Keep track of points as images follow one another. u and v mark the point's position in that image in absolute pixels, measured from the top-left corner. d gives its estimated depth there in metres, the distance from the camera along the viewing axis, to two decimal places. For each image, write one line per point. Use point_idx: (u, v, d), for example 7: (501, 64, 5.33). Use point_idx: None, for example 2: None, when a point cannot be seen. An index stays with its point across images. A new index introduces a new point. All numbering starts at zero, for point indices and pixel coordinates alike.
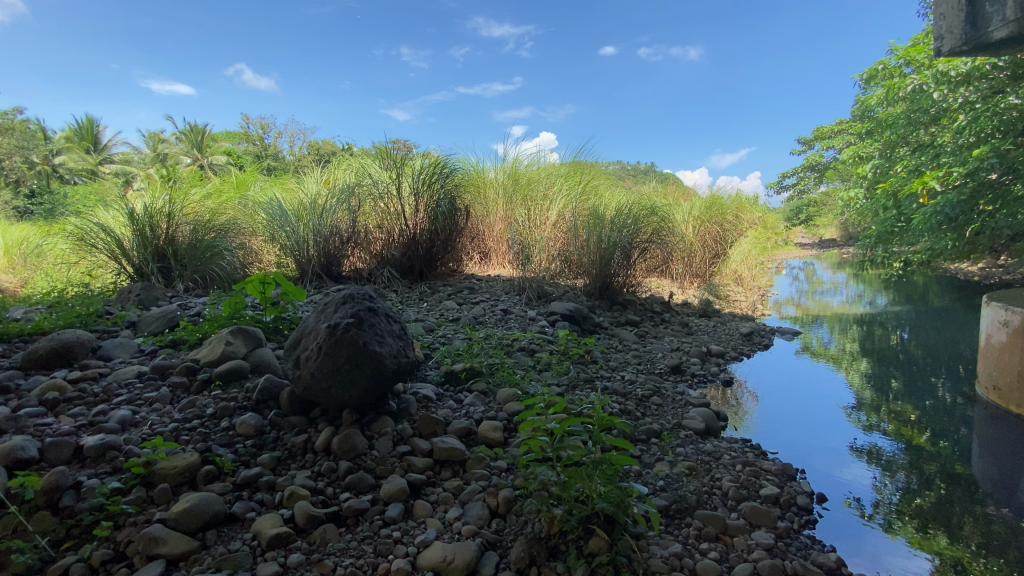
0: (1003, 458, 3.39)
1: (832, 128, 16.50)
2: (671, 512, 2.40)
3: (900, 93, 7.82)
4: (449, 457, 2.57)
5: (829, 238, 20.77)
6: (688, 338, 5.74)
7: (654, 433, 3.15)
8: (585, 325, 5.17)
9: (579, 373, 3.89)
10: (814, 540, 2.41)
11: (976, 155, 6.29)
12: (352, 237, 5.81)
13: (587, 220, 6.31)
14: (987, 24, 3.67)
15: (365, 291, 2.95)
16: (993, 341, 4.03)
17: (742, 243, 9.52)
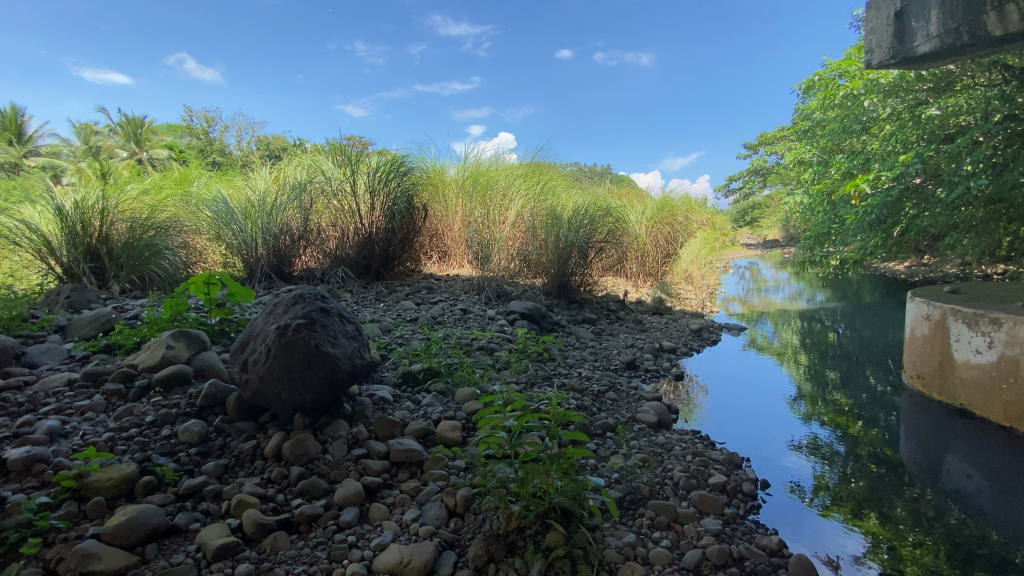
0: (925, 442, 3.68)
1: (774, 134, 17.41)
2: (625, 503, 2.47)
3: (833, 103, 8.36)
4: (406, 458, 2.53)
5: (772, 238, 21.90)
6: (642, 335, 5.90)
7: (609, 427, 3.24)
8: (544, 324, 5.22)
9: (537, 371, 3.93)
10: (758, 524, 2.53)
11: (902, 162, 6.79)
12: (305, 236, 5.63)
13: (545, 220, 6.38)
14: (913, 39, 4.04)
15: (317, 291, 2.87)
16: (917, 334, 4.33)
17: (693, 243, 9.90)
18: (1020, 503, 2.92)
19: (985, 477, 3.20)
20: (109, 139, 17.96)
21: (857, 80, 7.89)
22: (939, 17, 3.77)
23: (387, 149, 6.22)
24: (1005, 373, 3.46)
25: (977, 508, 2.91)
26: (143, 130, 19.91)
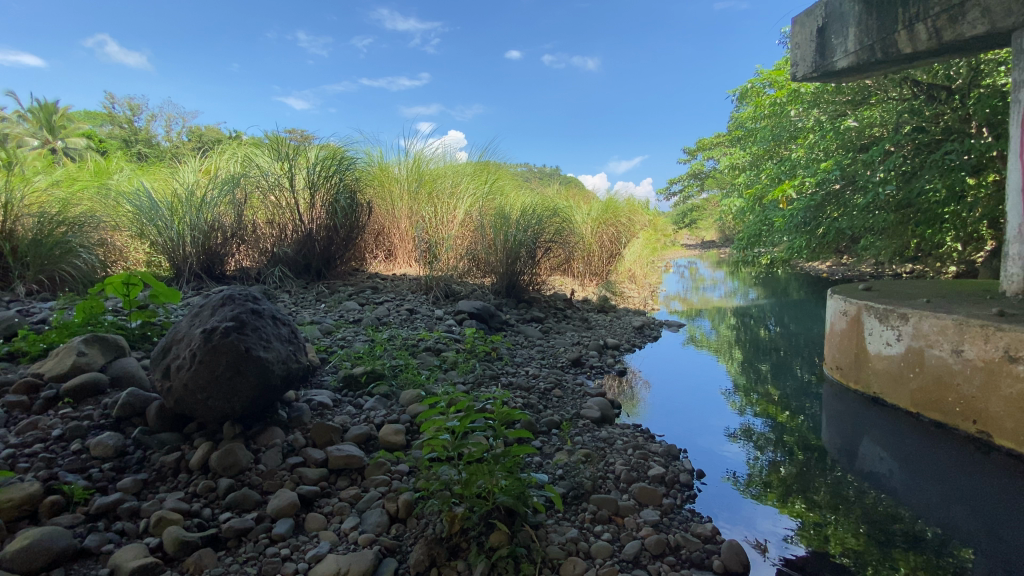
0: (844, 429, 3.97)
1: (711, 140, 18.33)
2: (569, 499, 2.50)
3: (764, 112, 8.88)
4: (346, 465, 2.44)
5: (710, 239, 23.04)
6: (588, 332, 6.03)
7: (555, 424, 3.27)
8: (492, 323, 5.21)
9: (484, 370, 3.91)
10: (694, 513, 2.63)
11: (824, 168, 7.31)
12: (238, 233, 5.34)
13: (493, 219, 6.36)
14: (832, 54, 4.62)
15: (248, 292, 2.72)
16: (836, 328, 4.66)
17: (636, 243, 10.21)
18: (925, 482, 3.21)
19: (895, 460, 3.48)
20: (17, 125, 16.35)
21: (784, 90, 8.43)
22: (856, 34, 4.37)
23: (329, 143, 5.99)
24: (912, 363, 3.77)
25: (889, 488, 3.16)
26: (57, 117, 18.21)
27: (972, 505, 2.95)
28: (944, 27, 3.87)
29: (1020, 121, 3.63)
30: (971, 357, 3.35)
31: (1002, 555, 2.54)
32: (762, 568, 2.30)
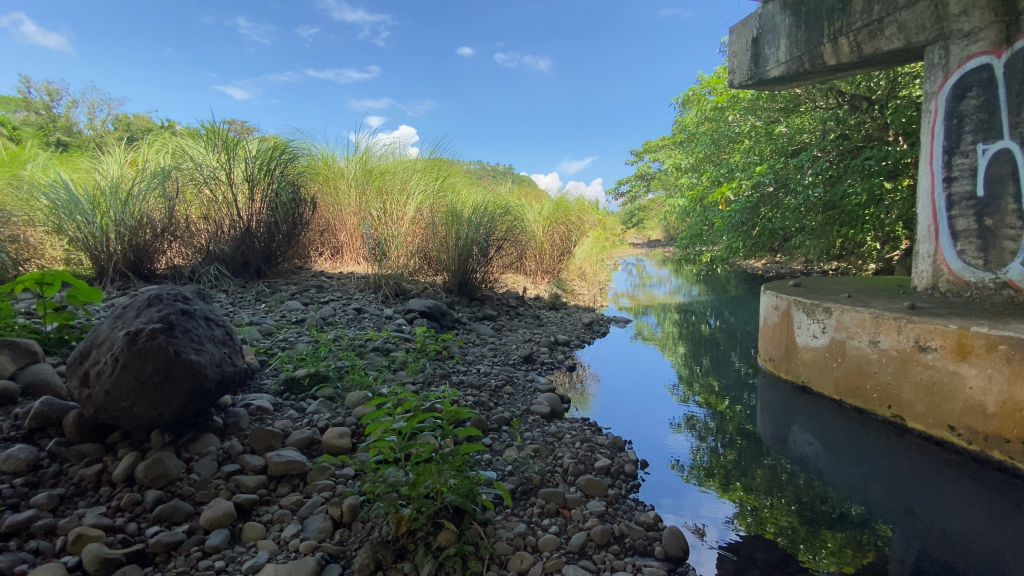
0: (777, 417, 4.22)
1: (657, 142, 18.97)
2: (517, 494, 2.53)
3: (705, 116, 9.27)
4: (287, 471, 2.36)
5: (656, 238, 23.87)
6: (539, 329, 6.10)
7: (505, 421, 3.29)
8: (444, 321, 5.16)
9: (435, 369, 3.87)
10: (638, 502, 2.72)
11: (760, 172, 7.73)
12: (169, 229, 5.02)
13: (444, 217, 6.24)
14: (765, 64, 4.95)
15: (178, 292, 2.57)
16: (769, 322, 4.94)
17: (586, 242, 10.33)
18: (846, 463, 3.47)
19: (821, 444, 3.75)
20: None
21: (723, 95, 8.84)
22: (786, 45, 4.71)
23: (270, 135, 5.72)
24: (835, 353, 4.06)
25: (816, 471, 3.40)
26: None
27: (886, 483, 3.22)
28: (865, 41, 4.18)
29: (929, 130, 3.96)
30: (886, 347, 3.64)
31: (912, 528, 2.79)
32: (700, 552, 2.40)
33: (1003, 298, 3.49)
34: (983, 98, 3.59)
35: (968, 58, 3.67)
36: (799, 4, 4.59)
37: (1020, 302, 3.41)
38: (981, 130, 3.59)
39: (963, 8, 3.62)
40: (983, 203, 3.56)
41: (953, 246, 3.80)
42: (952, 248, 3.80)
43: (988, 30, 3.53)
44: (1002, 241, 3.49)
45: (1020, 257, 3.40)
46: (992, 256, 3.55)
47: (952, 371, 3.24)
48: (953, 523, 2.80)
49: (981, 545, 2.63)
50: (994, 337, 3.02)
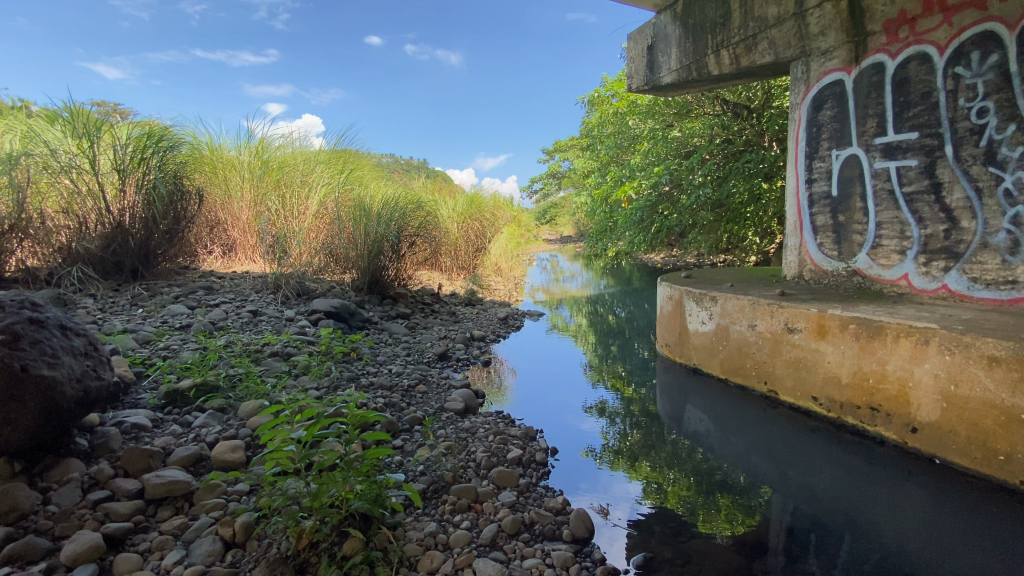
0: (674, 398, 4.57)
1: (566, 142, 19.63)
2: (428, 494, 2.50)
3: (609, 118, 9.74)
4: (168, 493, 2.13)
5: (568, 234, 24.71)
6: (455, 326, 6.07)
7: (417, 421, 3.23)
8: (353, 322, 4.95)
9: (341, 372, 3.70)
10: (548, 488, 2.81)
11: (658, 172, 8.29)
12: (18, 225, 4.24)
13: (351, 211, 6.00)
14: (659, 71, 5.33)
15: (25, 298, 2.23)
16: (664, 310, 5.30)
17: (500, 238, 10.45)
18: (733, 437, 3.84)
19: (711, 421, 4.11)
20: None
21: (623, 101, 9.33)
22: (677, 54, 5.11)
23: (146, 120, 5.12)
24: (721, 337, 4.46)
25: (708, 445, 3.73)
26: None
27: (765, 451, 3.61)
28: (742, 54, 4.61)
29: (794, 137, 4.48)
30: (762, 329, 4.07)
31: (787, 489, 3.16)
32: (605, 531, 2.53)
33: (853, 284, 4.05)
34: (836, 110, 4.11)
35: (825, 74, 4.18)
36: (687, 16, 4.99)
37: (865, 287, 3.97)
38: (835, 138, 4.11)
39: (820, 29, 4.10)
40: (837, 202, 4.10)
41: (814, 240, 4.34)
42: (814, 241, 4.34)
43: (840, 50, 4.04)
44: (851, 235, 4.04)
45: (865, 248, 3.96)
46: (844, 248, 4.10)
47: (815, 349, 3.69)
48: (818, 482, 3.21)
49: (838, 499, 3.05)
50: (846, 318, 3.47)
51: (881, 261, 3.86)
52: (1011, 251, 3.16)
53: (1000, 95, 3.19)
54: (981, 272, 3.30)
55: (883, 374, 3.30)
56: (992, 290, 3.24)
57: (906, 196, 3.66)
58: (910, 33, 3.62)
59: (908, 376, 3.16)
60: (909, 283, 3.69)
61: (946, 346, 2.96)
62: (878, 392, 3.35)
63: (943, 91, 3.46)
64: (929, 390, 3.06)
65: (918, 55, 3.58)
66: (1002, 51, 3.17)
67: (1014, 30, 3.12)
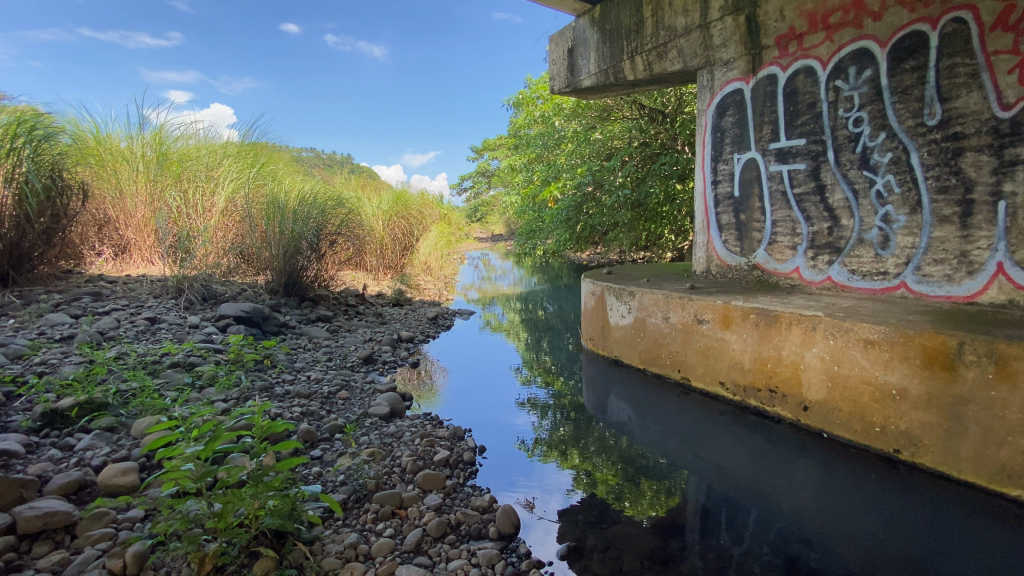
0: (598, 389, 4.74)
1: (494, 141, 19.70)
2: (349, 503, 2.40)
3: (535, 118, 9.88)
4: (46, 525, 1.89)
5: (499, 233, 24.84)
6: (381, 327, 5.89)
7: (338, 429, 3.10)
8: (267, 327, 4.67)
9: (254, 381, 3.47)
10: (475, 487, 2.79)
11: (581, 173, 8.55)
12: None
13: (263, 208, 5.64)
14: (579, 73, 5.50)
15: None
16: (587, 305, 5.47)
17: (430, 236, 10.25)
18: (652, 424, 4.05)
19: (632, 410, 4.31)
20: None
21: (548, 103, 9.60)
22: (596, 58, 5.28)
23: (16, 105, 4.50)
24: (639, 330, 4.68)
25: (629, 432, 3.90)
26: None
27: (681, 436, 3.84)
28: (654, 62, 4.86)
29: (701, 141, 4.79)
30: (675, 321, 4.32)
31: (700, 469, 3.38)
32: (531, 525, 2.56)
33: (754, 277, 4.40)
34: (738, 116, 4.43)
35: (726, 83, 4.50)
36: (604, 22, 5.17)
37: (764, 280, 4.33)
38: (737, 142, 4.44)
39: (722, 41, 4.40)
40: (739, 202, 4.44)
41: (720, 237, 4.67)
42: (720, 239, 4.67)
43: (739, 61, 4.36)
44: (752, 233, 4.39)
45: (763, 244, 4.31)
46: (746, 244, 4.45)
47: (721, 338, 3.98)
48: (726, 462, 3.46)
49: (744, 475, 3.31)
50: (747, 308, 3.77)
51: (777, 256, 4.22)
52: (882, 245, 3.57)
53: (872, 107, 3.59)
54: (858, 265, 3.70)
55: (779, 358, 3.61)
56: (868, 280, 3.66)
57: (797, 196, 4.03)
58: (798, 48, 3.98)
59: (800, 359, 3.49)
60: (800, 275, 4.08)
61: (830, 331, 3.30)
62: (775, 375, 3.66)
63: (826, 102, 3.84)
64: (817, 370, 3.39)
65: (804, 68, 3.96)
66: (874, 67, 3.56)
67: (884, 48, 3.51)
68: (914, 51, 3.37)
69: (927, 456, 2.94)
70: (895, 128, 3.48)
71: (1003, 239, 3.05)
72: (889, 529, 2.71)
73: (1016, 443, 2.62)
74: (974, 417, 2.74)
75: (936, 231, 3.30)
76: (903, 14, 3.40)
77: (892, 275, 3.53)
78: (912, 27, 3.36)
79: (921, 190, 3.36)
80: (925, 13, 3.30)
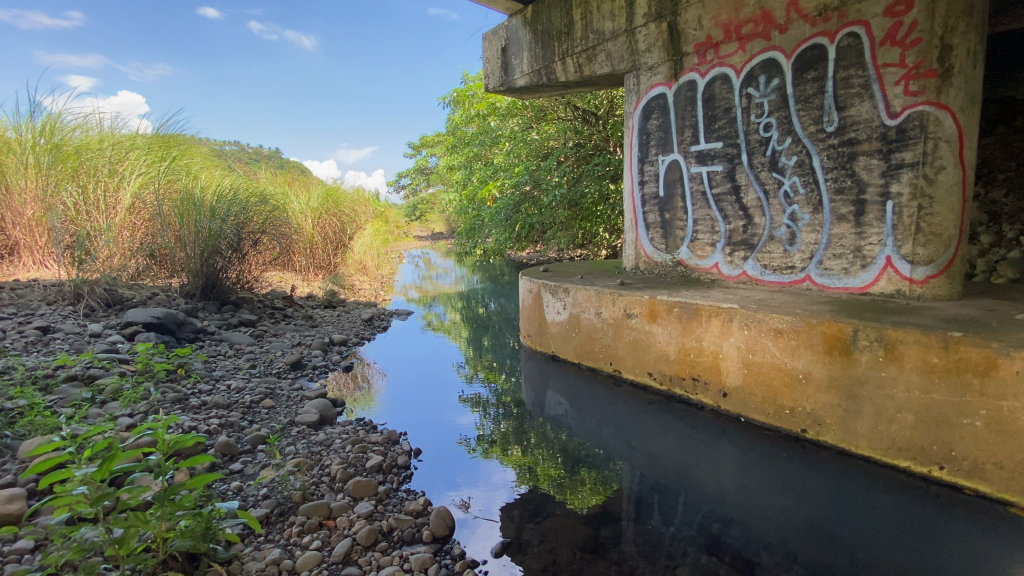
0: (535, 385, 4.80)
1: (432, 138, 19.43)
2: (272, 518, 2.29)
3: (472, 117, 9.84)
4: None
5: (439, 231, 24.54)
6: (311, 331, 5.65)
7: (260, 440, 2.94)
8: (182, 334, 4.35)
9: (165, 394, 3.22)
10: (409, 491, 2.74)
11: (518, 172, 8.61)
12: None
13: (176, 204, 5.23)
14: (512, 73, 5.53)
15: None
16: (525, 302, 5.52)
17: (364, 235, 9.96)
18: (587, 417, 4.17)
19: (569, 404, 4.41)
20: None
21: (484, 102, 9.62)
22: (528, 58, 5.34)
23: None
24: (574, 326, 4.79)
25: (566, 426, 3.99)
26: None
27: (615, 427, 3.97)
28: (584, 64, 4.98)
29: (629, 142, 4.97)
30: (607, 316, 4.45)
31: (632, 458, 3.51)
32: (466, 525, 2.55)
33: (678, 273, 4.63)
34: (662, 119, 4.63)
35: (651, 87, 4.69)
36: (536, 23, 5.24)
37: (687, 276, 4.56)
38: (661, 144, 4.65)
39: (647, 46, 4.58)
40: (663, 202, 4.65)
41: (647, 235, 4.87)
42: (647, 237, 4.87)
43: (663, 66, 4.56)
44: (675, 231, 4.61)
45: (686, 242, 4.55)
46: (671, 241, 4.67)
47: (649, 331, 4.15)
48: (657, 450, 3.62)
49: (672, 462, 3.47)
50: (671, 302, 3.95)
51: (698, 253, 4.46)
52: (789, 242, 3.87)
53: (779, 114, 3.87)
54: (769, 260, 3.99)
55: (701, 349, 3.82)
56: (778, 274, 3.95)
57: (716, 196, 4.28)
58: (714, 56, 4.21)
59: (719, 349, 3.71)
60: (719, 271, 4.33)
61: (745, 322, 3.53)
62: (697, 365, 3.87)
63: (740, 108, 4.10)
64: (735, 359, 3.62)
65: (720, 75, 4.20)
66: (781, 77, 3.84)
67: (789, 59, 3.79)
68: (816, 62, 3.66)
69: (830, 434, 3.21)
70: (800, 134, 3.78)
71: (890, 236, 3.39)
72: (798, 504, 2.94)
73: (903, 418, 2.92)
74: (868, 396, 3.03)
75: (835, 228, 3.62)
76: (806, 28, 3.69)
77: (798, 270, 3.83)
78: (813, 40, 3.66)
79: (822, 191, 3.67)
80: (825, 28, 3.60)
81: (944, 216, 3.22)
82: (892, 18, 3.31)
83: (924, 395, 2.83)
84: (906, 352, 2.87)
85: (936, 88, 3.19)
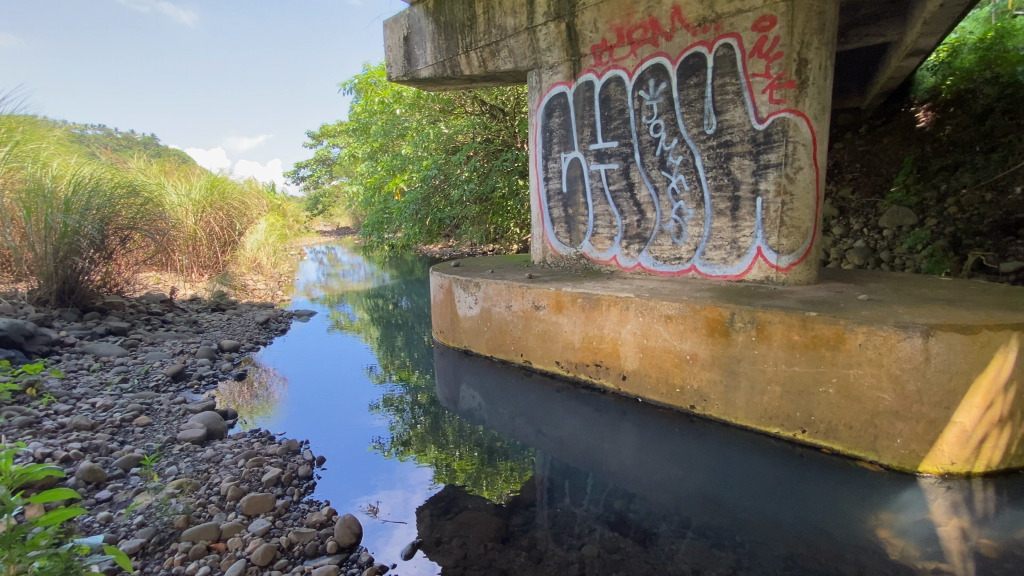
0: (449, 381, 4.78)
1: (334, 127, 18.42)
2: (149, 549, 2.07)
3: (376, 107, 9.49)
4: None
5: (344, 225, 23.37)
6: (196, 337, 5.13)
7: (134, 462, 2.64)
8: (31, 347, 3.77)
9: (8, 419, 2.77)
10: (312, 502, 2.61)
11: (426, 166, 8.45)
12: None
13: (21, 196, 4.51)
14: (415, 63, 5.40)
15: None
16: (436, 298, 5.45)
17: (258, 230, 9.21)
18: (500, 408, 4.23)
19: (482, 397, 4.45)
20: None
21: (388, 90, 9.32)
22: (432, 49, 5.25)
23: None
24: (485, 320, 4.82)
25: (479, 419, 4.03)
26: None
27: (527, 416, 4.08)
28: (487, 59, 4.99)
29: (533, 140, 5.07)
30: (516, 309, 4.54)
31: (543, 445, 3.63)
32: (374, 529, 2.48)
33: (581, 266, 4.83)
34: (563, 118, 4.79)
35: (552, 85, 4.82)
36: (438, 14, 5.16)
37: (590, 268, 4.78)
38: (563, 142, 4.81)
39: (547, 45, 4.70)
40: (566, 197, 4.83)
41: (552, 230, 5.02)
42: (553, 232, 5.02)
43: (563, 65, 4.70)
44: (578, 225, 4.81)
45: (587, 236, 4.76)
46: (574, 235, 4.86)
47: (555, 321, 4.29)
48: (566, 435, 3.78)
49: (580, 445, 3.64)
50: (575, 294, 4.12)
51: (598, 246, 4.69)
52: (677, 235, 4.20)
53: (667, 116, 4.17)
54: (660, 252, 4.31)
55: (603, 337, 4.03)
56: (668, 265, 4.27)
57: (613, 192, 4.51)
58: (609, 58, 4.42)
59: (618, 337, 3.94)
60: (617, 263, 4.59)
61: (640, 310, 3.78)
62: (600, 352, 4.07)
63: (633, 109, 4.35)
64: (632, 345, 3.87)
65: (615, 77, 4.42)
66: (668, 81, 4.13)
67: (674, 65, 4.09)
68: (697, 70, 3.99)
69: (714, 409, 3.55)
70: (685, 135, 4.10)
71: (760, 229, 3.81)
72: (690, 474, 3.23)
73: (773, 390, 3.30)
74: (744, 372, 3.39)
75: (715, 222, 3.99)
76: (688, 37, 4.00)
77: (685, 260, 4.17)
78: (694, 49, 3.98)
79: (704, 188, 4.02)
80: (704, 38, 3.93)
81: (802, 212, 3.68)
82: (759, 32, 3.68)
83: (789, 368, 3.22)
84: (774, 331, 3.24)
85: (794, 98, 3.62)
